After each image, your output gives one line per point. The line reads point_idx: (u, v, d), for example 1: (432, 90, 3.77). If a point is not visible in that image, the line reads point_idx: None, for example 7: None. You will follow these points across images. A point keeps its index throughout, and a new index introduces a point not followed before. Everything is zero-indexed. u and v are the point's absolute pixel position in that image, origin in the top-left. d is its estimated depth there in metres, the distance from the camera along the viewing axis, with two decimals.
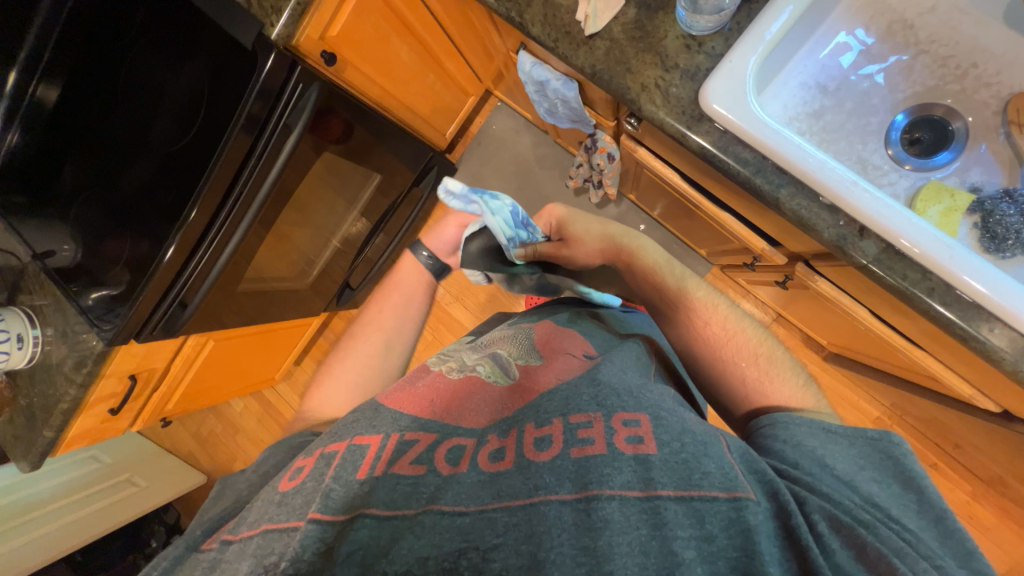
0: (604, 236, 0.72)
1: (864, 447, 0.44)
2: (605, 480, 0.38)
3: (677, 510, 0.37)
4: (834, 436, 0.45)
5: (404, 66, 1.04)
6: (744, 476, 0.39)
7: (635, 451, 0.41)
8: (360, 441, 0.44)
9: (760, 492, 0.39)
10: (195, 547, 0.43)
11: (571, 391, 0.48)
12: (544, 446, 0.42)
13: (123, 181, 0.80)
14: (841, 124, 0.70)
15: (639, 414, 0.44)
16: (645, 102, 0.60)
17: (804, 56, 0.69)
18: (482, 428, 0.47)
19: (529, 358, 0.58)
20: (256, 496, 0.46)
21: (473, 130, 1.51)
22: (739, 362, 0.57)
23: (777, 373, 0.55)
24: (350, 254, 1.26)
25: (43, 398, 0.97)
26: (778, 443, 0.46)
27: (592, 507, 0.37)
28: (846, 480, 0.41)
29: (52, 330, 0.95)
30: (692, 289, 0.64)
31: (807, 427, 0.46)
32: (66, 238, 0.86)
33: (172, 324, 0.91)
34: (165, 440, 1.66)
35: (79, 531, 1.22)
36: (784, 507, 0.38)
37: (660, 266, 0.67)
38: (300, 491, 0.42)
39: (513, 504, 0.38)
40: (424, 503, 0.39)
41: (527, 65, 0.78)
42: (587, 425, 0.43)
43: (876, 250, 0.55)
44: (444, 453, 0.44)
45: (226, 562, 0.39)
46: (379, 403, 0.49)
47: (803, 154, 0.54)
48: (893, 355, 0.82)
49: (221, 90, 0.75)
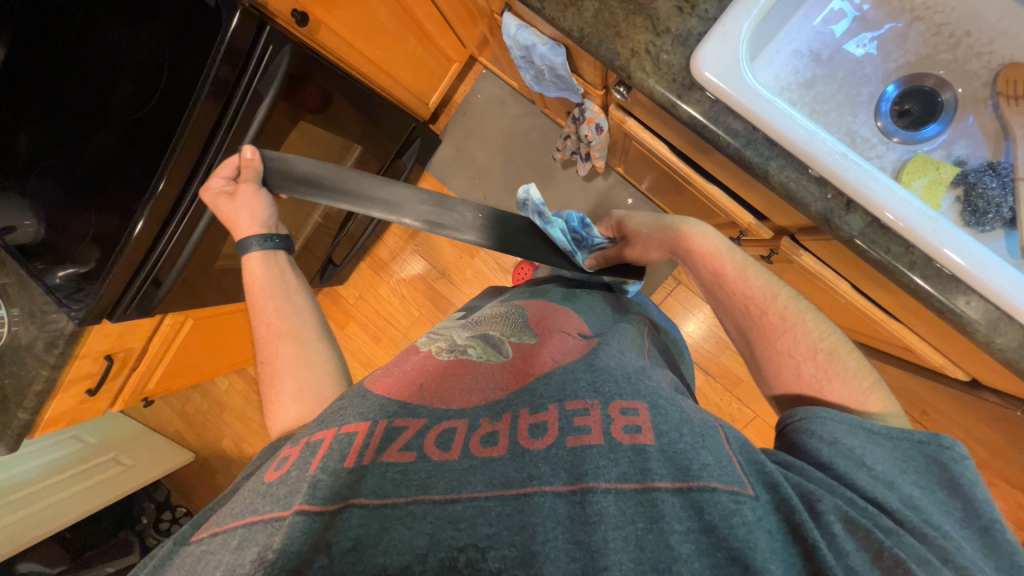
0: (663, 228, 0.68)
1: (908, 449, 0.44)
2: (600, 473, 0.38)
3: (674, 502, 0.37)
4: (874, 435, 0.45)
5: (381, 27, 0.98)
6: (744, 472, 0.40)
7: (632, 441, 0.41)
8: (347, 430, 0.44)
9: (761, 486, 0.40)
10: (183, 542, 0.41)
11: (568, 375, 0.48)
12: (539, 434, 0.42)
13: (86, 151, 0.75)
14: (833, 94, 0.69)
15: (637, 403, 0.44)
16: (635, 69, 0.58)
17: (798, 22, 0.66)
18: (473, 409, 0.46)
19: (522, 336, 0.57)
20: (243, 487, 0.46)
21: (457, 99, 1.45)
22: (795, 355, 0.55)
23: (839, 372, 0.52)
24: (333, 229, 1.21)
25: (14, 379, 0.93)
26: (814, 439, 0.45)
27: (587, 500, 0.37)
28: (885, 480, 0.41)
29: (19, 310, 0.91)
30: (751, 276, 0.60)
31: (847, 425, 0.46)
32: (22, 210, 0.78)
33: (146, 303, 0.89)
34: (149, 419, 1.64)
35: (64, 511, 1.20)
36: (784, 499, 0.39)
37: (721, 252, 0.63)
38: (285, 481, 0.41)
39: (507, 493, 0.37)
40: (415, 491, 0.38)
41: (512, 28, 0.74)
42: (584, 412, 0.43)
43: (862, 225, 0.55)
44: (435, 438, 0.43)
45: (209, 555, 0.37)
46: (366, 389, 0.49)
47: (794, 125, 0.53)
48: (871, 327, 0.84)
49: (185, 55, 0.71)
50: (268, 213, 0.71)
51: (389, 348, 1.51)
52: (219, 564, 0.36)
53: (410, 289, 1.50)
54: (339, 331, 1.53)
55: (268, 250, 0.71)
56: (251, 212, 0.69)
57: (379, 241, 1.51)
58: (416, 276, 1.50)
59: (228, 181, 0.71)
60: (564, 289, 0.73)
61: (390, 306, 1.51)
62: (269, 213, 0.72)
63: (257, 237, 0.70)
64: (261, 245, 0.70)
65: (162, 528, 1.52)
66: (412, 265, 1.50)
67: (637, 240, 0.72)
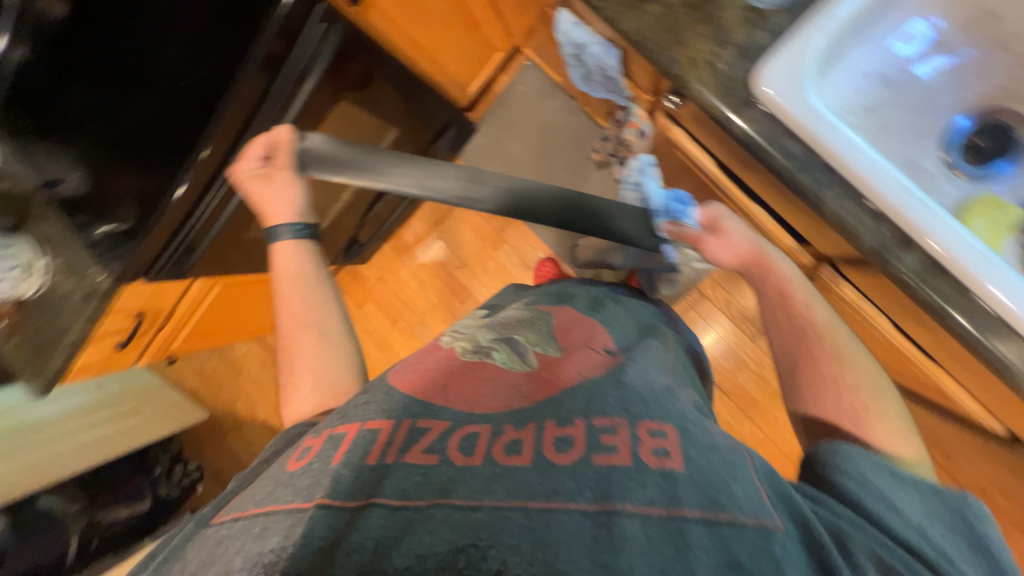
0: (750, 241, 0.65)
1: (936, 502, 0.42)
2: (627, 495, 0.38)
3: (701, 532, 0.36)
4: (902, 481, 0.43)
5: (431, 11, 0.97)
6: (771, 502, 0.39)
7: (660, 466, 0.40)
8: (371, 426, 0.44)
9: (789, 521, 0.38)
10: (205, 523, 0.44)
11: (595, 390, 0.48)
12: (565, 448, 0.41)
13: (132, 112, 0.76)
14: (897, 120, 0.65)
15: (666, 426, 0.44)
16: (692, 79, 0.55)
17: (870, 42, 0.63)
18: (498, 415, 0.46)
19: (547, 348, 0.56)
20: (264, 474, 0.46)
21: (497, 89, 1.43)
22: (842, 385, 0.53)
23: (878, 410, 0.50)
24: (361, 209, 1.22)
25: (51, 327, 0.97)
26: (841, 476, 0.43)
27: (612, 523, 0.36)
28: (917, 527, 0.40)
29: (60, 262, 0.94)
30: (816, 308, 0.59)
31: (874, 465, 0.44)
32: (70, 165, 0.83)
33: (178, 267, 0.91)
34: (170, 374, 1.70)
35: (77, 458, 1.25)
36: (818, 540, 0.37)
37: (793, 280, 0.61)
38: (307, 472, 0.42)
39: (529, 506, 0.37)
40: (437, 495, 0.38)
41: (567, 24, 0.72)
42: (612, 431, 0.43)
43: (917, 264, 0.52)
44: (458, 441, 0.43)
45: (232, 538, 0.39)
46: (390, 386, 0.50)
47: (855, 152, 0.51)
48: (906, 367, 0.80)
49: (235, 25, 0.71)
50: (304, 201, 0.68)
51: (404, 332, 1.53)
52: (241, 550, 0.37)
53: (430, 275, 1.51)
54: (357, 310, 1.56)
55: (297, 241, 0.68)
56: (286, 204, 0.67)
57: (404, 225, 1.52)
58: (437, 262, 1.51)
59: (260, 161, 0.66)
60: (591, 295, 0.71)
61: (409, 290, 1.52)
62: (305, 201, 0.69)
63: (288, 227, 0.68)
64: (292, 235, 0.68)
65: (172, 479, 1.58)
66: (434, 251, 1.50)
67: (724, 242, 0.67)
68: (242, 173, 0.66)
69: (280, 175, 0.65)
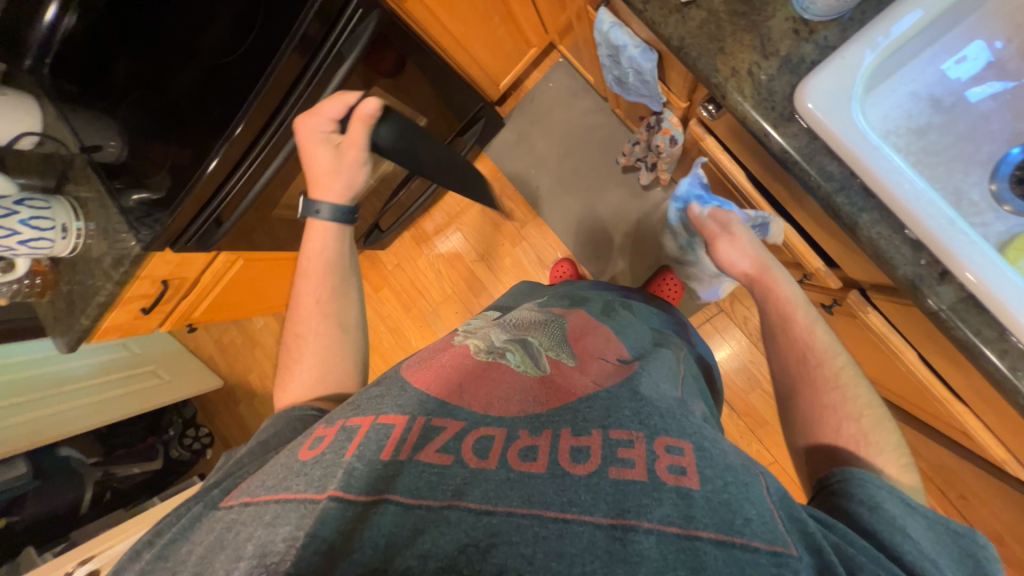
0: (756, 258, 0.63)
1: (943, 535, 0.41)
2: (643, 512, 0.37)
3: (715, 555, 0.35)
4: (911, 511, 0.42)
5: (469, 3, 0.97)
6: (786, 529, 0.37)
7: (676, 483, 0.39)
8: (385, 421, 0.44)
9: (803, 546, 0.36)
10: (212, 506, 0.45)
11: (612, 401, 0.47)
12: (581, 459, 0.41)
13: (173, 85, 0.78)
14: (946, 147, 0.62)
15: (682, 442, 0.43)
16: (732, 90, 0.53)
17: (922, 62, 0.60)
18: (512, 419, 0.45)
19: (560, 353, 0.55)
20: (276, 457, 0.47)
21: (528, 84, 1.42)
22: (840, 411, 0.50)
23: (878, 441, 0.48)
24: (384, 195, 1.22)
25: (82, 287, 1.01)
26: (856, 504, 0.42)
27: (627, 538, 0.36)
28: (930, 560, 0.38)
29: (95, 226, 0.97)
30: (818, 333, 0.56)
31: (889, 492, 0.42)
32: (113, 133, 0.85)
33: (205, 240, 0.94)
34: (190, 341, 1.75)
35: (94, 414, 1.30)
36: (830, 565, 0.35)
37: (798, 302, 0.59)
38: (320, 463, 0.42)
39: (545, 515, 0.37)
40: (450, 497, 0.38)
41: (605, 24, 0.70)
42: (628, 444, 0.42)
43: (954, 299, 0.49)
44: (472, 444, 0.42)
45: (243, 523, 0.40)
46: (405, 380, 0.50)
47: (900, 178, 0.48)
48: (930, 402, 0.77)
49: (278, 8, 0.73)
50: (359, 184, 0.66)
51: (417, 320, 1.54)
52: (252, 536, 0.38)
53: (447, 266, 1.52)
54: (373, 294, 1.58)
55: (330, 222, 0.66)
56: (348, 180, 0.65)
57: (425, 214, 1.53)
58: (455, 254, 1.51)
59: (333, 128, 0.63)
60: (605, 300, 0.70)
61: (425, 279, 1.53)
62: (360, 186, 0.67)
63: (333, 207, 0.65)
64: (332, 217, 0.66)
65: (184, 442, 1.63)
66: (453, 243, 1.51)
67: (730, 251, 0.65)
68: (310, 133, 0.63)
69: (352, 150, 0.63)
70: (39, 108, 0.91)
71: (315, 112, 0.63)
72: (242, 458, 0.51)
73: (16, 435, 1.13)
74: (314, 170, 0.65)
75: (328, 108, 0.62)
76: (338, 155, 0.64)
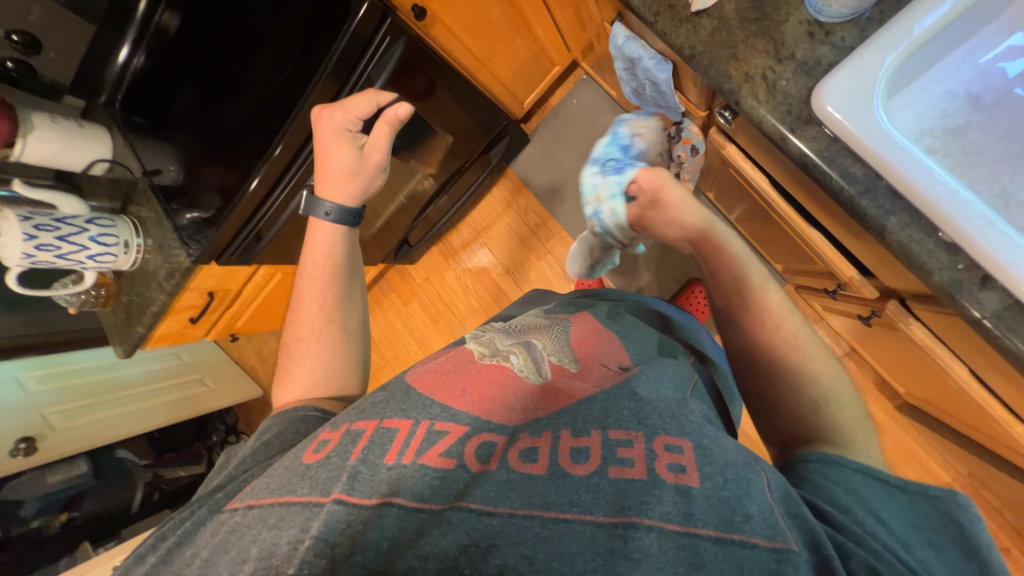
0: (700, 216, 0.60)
1: (923, 507, 0.40)
2: (644, 509, 0.37)
3: (715, 552, 0.34)
4: (889, 489, 0.41)
5: (491, 26, 1.01)
6: (785, 522, 0.36)
7: (676, 481, 0.38)
8: (389, 425, 0.46)
9: (801, 542, 0.35)
10: (216, 510, 0.48)
11: (610, 401, 0.46)
12: (581, 459, 0.40)
13: (224, 112, 0.86)
14: (989, 146, 0.58)
15: (683, 441, 0.41)
16: (745, 95, 0.53)
17: (957, 59, 0.57)
18: (513, 426, 0.45)
19: (563, 359, 0.53)
20: (283, 458, 0.49)
21: (552, 101, 1.45)
22: (797, 380, 0.49)
23: (841, 411, 0.47)
24: (413, 211, 1.27)
25: (139, 298, 1.10)
26: (827, 482, 0.41)
27: (628, 535, 0.35)
28: (901, 540, 0.37)
29: (153, 242, 1.07)
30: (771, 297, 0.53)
31: (862, 475, 0.41)
32: (170, 159, 0.95)
33: (247, 254, 1.01)
34: (233, 351, 1.85)
35: (146, 419, 1.39)
36: (827, 561, 0.34)
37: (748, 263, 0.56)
38: (325, 465, 0.44)
39: (545, 515, 0.37)
40: (452, 499, 0.39)
41: (620, 38, 0.72)
42: (627, 444, 0.41)
43: (999, 306, 0.46)
44: (475, 449, 0.43)
45: (247, 526, 0.42)
46: (410, 386, 0.51)
47: (930, 179, 0.46)
48: (988, 423, 0.71)
49: (315, 39, 0.79)
50: (368, 188, 0.69)
51: (445, 333, 1.57)
52: (256, 538, 0.40)
53: (473, 280, 1.54)
54: (402, 307, 1.63)
55: (338, 223, 0.68)
56: (364, 181, 0.68)
57: (453, 229, 1.57)
58: (482, 268, 1.53)
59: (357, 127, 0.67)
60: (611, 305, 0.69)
61: (452, 293, 1.56)
62: (369, 190, 0.70)
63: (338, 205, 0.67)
64: (335, 214, 0.67)
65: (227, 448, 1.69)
66: (480, 257, 1.53)
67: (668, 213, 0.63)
68: (334, 127, 0.66)
69: (374, 153, 0.67)
70: (109, 135, 1.00)
71: (342, 108, 0.66)
72: (247, 460, 0.54)
73: (77, 443, 1.22)
74: (330, 165, 0.67)
75: (356, 107, 0.65)
76: (358, 155, 0.67)
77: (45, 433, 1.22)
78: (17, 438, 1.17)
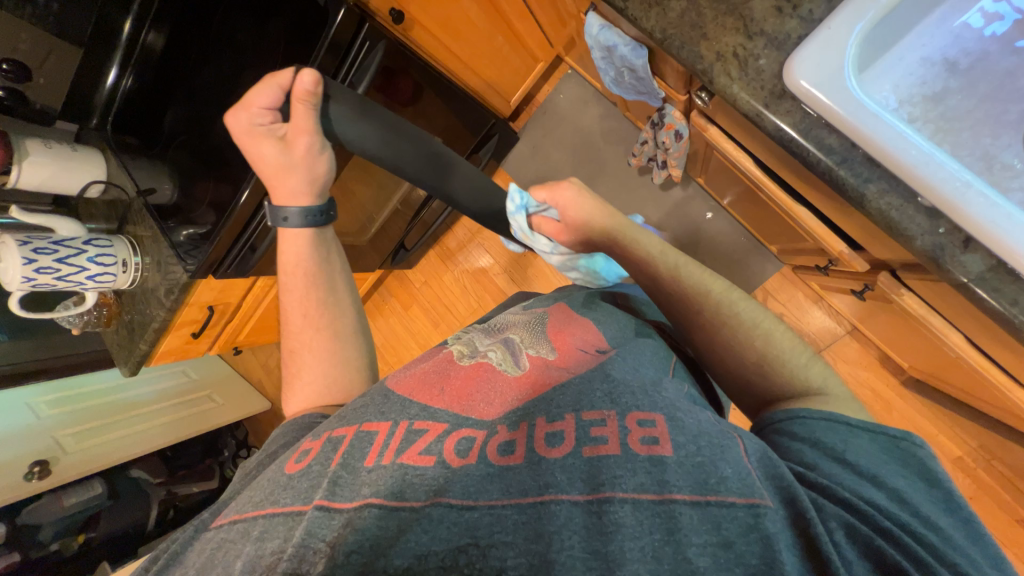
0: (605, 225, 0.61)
1: (886, 443, 0.41)
2: (617, 483, 0.37)
3: (692, 515, 0.35)
4: (856, 430, 0.42)
5: (471, 26, 1.01)
6: (761, 483, 0.37)
7: (649, 452, 0.39)
8: (368, 428, 0.46)
9: (777, 498, 0.36)
10: (204, 527, 0.48)
11: (584, 385, 0.46)
12: (556, 442, 0.41)
13: (214, 128, 0.88)
14: (969, 110, 0.58)
15: (655, 414, 0.42)
16: (718, 73, 0.53)
17: (931, 25, 0.57)
18: (493, 419, 0.46)
19: (539, 348, 0.55)
20: (264, 473, 0.49)
21: (539, 98, 1.45)
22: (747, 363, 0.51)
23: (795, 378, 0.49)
24: (407, 215, 1.27)
25: (140, 316, 1.12)
26: (794, 441, 0.42)
27: (603, 510, 0.36)
28: (865, 478, 0.38)
29: (150, 259, 1.08)
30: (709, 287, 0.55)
31: (827, 422, 0.43)
32: (165, 178, 0.98)
33: (242, 266, 1.02)
34: (239, 365, 1.87)
35: (151, 438, 1.39)
36: (803, 515, 0.35)
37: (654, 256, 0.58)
38: (306, 475, 0.45)
39: (523, 502, 0.37)
40: (431, 495, 0.39)
41: (595, 27, 0.72)
42: (600, 422, 0.42)
43: (982, 268, 0.46)
44: (454, 445, 0.43)
45: (233, 540, 0.43)
46: (388, 389, 0.51)
47: (906, 145, 0.46)
48: (991, 391, 0.70)
49: (296, 50, 0.79)
50: (322, 179, 0.58)
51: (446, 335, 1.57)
52: (242, 552, 0.41)
53: (471, 280, 1.55)
54: (403, 312, 1.64)
55: (300, 227, 0.60)
56: (306, 173, 0.56)
57: (448, 231, 1.57)
58: (479, 269, 1.54)
59: (271, 116, 0.54)
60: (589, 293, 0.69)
61: (451, 295, 1.57)
62: (328, 177, 0.58)
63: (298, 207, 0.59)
64: (300, 220, 0.60)
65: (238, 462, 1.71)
66: (477, 258, 1.53)
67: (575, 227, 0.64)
68: (247, 129, 0.54)
69: (301, 138, 0.53)
70: (103, 157, 1.02)
71: (243, 104, 0.53)
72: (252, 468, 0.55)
73: (86, 466, 1.22)
74: (266, 172, 0.57)
75: (258, 97, 0.52)
76: (290, 151, 0.54)
77: (58, 456, 1.22)
78: (32, 462, 1.17)
